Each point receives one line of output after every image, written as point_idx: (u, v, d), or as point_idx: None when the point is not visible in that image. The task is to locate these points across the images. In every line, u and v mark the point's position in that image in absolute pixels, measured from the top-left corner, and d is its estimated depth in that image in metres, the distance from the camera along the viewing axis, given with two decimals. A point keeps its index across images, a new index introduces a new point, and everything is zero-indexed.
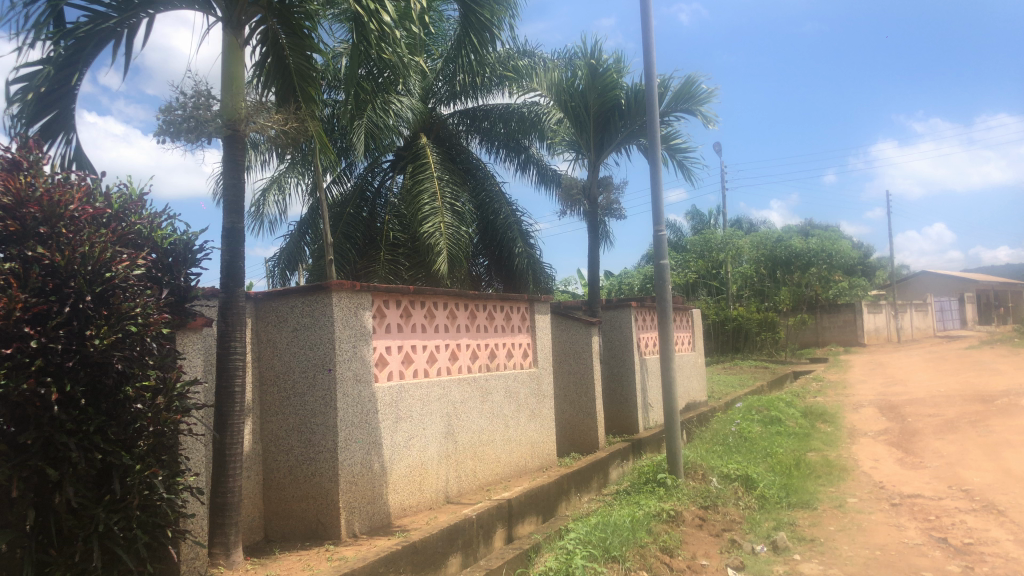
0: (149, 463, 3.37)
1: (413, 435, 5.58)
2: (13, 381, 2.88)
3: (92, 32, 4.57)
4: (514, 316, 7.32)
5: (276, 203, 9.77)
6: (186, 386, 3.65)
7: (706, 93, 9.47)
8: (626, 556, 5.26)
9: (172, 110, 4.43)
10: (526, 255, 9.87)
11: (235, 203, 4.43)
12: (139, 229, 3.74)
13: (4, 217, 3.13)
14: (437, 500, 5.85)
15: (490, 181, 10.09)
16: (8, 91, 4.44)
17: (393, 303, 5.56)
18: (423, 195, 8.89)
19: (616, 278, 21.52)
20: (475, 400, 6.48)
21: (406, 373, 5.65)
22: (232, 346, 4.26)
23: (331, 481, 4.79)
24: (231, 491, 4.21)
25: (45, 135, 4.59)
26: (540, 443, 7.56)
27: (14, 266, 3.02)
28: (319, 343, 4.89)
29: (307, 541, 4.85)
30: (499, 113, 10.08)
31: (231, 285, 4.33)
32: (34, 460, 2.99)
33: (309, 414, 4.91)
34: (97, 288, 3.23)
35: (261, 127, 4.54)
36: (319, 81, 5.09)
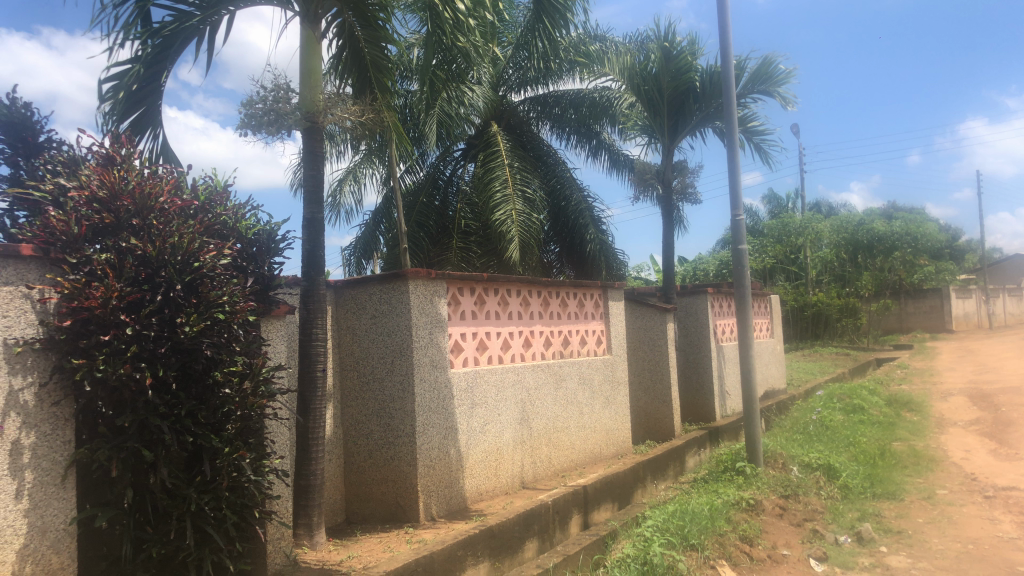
0: (237, 446, 3.50)
1: (488, 420, 5.64)
2: (110, 366, 3.03)
3: (177, 30, 4.73)
4: (587, 303, 7.30)
5: (351, 193, 9.97)
6: (271, 372, 3.78)
7: (784, 73, 9.22)
8: (705, 544, 5.21)
9: (254, 104, 4.53)
10: (598, 241, 9.81)
11: (315, 193, 4.53)
12: (224, 220, 3.86)
13: (99, 210, 3.26)
14: (513, 485, 5.90)
15: (561, 167, 10.04)
16: (100, 89, 4.64)
17: (467, 290, 5.61)
18: (494, 182, 8.91)
19: (690, 263, 21.19)
20: (549, 386, 6.50)
21: (481, 359, 5.70)
22: (314, 332, 4.37)
23: (410, 465, 4.88)
24: (314, 473, 4.33)
25: (135, 131, 4.79)
26: (615, 430, 7.54)
27: (110, 257, 3.16)
28: (396, 330, 4.97)
29: (387, 523, 4.96)
30: (570, 99, 9.98)
31: (313, 274, 4.43)
32: (130, 442, 3.14)
33: (387, 398, 5.01)
34: (187, 278, 3.36)
35: (339, 118, 4.65)
36: (394, 72, 5.10)
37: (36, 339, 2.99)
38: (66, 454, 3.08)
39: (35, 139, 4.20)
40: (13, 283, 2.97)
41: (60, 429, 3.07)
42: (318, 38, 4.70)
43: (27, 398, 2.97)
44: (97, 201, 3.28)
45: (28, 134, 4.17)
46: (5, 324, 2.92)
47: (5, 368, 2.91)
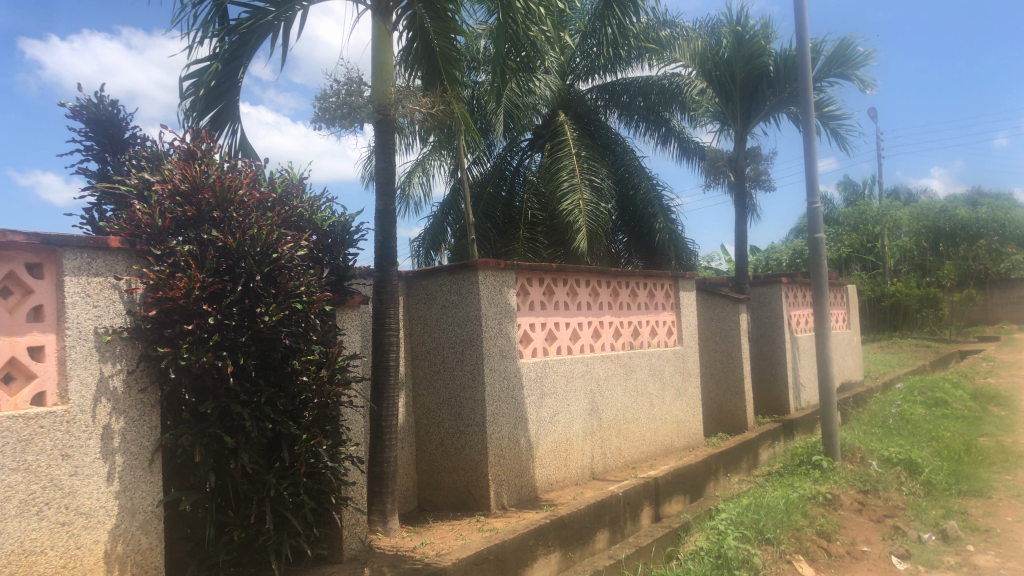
0: (314, 433, 3.58)
1: (558, 411, 5.64)
2: (193, 354, 3.15)
3: (253, 27, 4.83)
4: (658, 293, 7.23)
5: (420, 185, 10.07)
6: (346, 361, 3.86)
7: (863, 56, 8.94)
8: (781, 539, 5.12)
9: (326, 98, 4.60)
10: (667, 231, 9.69)
11: (387, 185, 4.59)
12: (301, 212, 3.95)
13: (181, 203, 3.37)
14: (583, 476, 5.90)
15: (629, 156, 9.93)
16: (182, 87, 4.80)
17: (536, 281, 5.62)
18: (561, 171, 8.88)
19: (763, 253, 20.75)
20: (619, 376, 6.46)
21: (550, 350, 5.70)
22: (387, 322, 4.43)
23: (480, 454, 4.92)
24: (388, 461, 4.39)
25: (215, 126, 4.95)
26: (686, 422, 7.45)
27: (192, 248, 3.27)
28: (467, 320, 5.01)
29: (459, 511, 5.01)
30: (638, 86, 9.85)
31: (385, 265, 4.50)
32: (212, 428, 3.25)
33: (458, 387, 5.05)
34: (266, 269, 3.44)
35: (410, 111, 4.69)
36: (462, 63, 5.07)
37: (124, 328, 3.11)
38: (153, 439, 3.20)
39: (122, 135, 4.38)
40: (103, 274, 3.09)
41: (146, 415, 3.19)
42: (389, 31, 4.75)
43: (116, 385, 3.09)
44: (180, 194, 3.38)
45: (114, 131, 4.34)
46: (95, 314, 3.04)
47: (96, 356, 3.04)
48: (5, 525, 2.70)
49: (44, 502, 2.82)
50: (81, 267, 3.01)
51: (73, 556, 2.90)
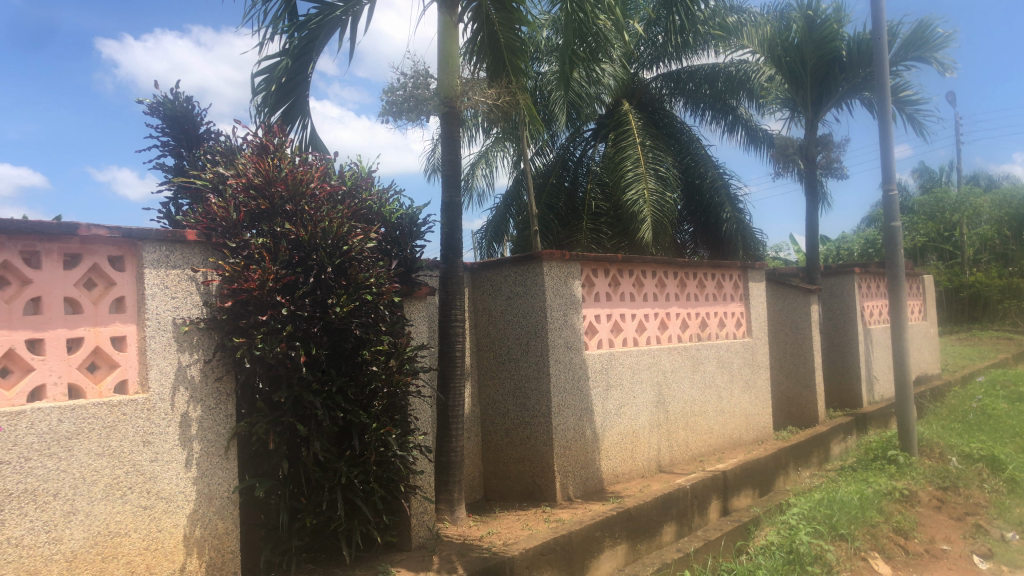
0: (384, 422, 3.64)
1: (624, 402, 5.60)
2: (268, 344, 3.23)
3: (322, 22, 4.90)
4: (726, 284, 7.11)
5: (483, 177, 10.10)
6: (415, 351, 3.90)
7: (942, 37, 8.62)
8: (856, 535, 5.00)
9: (394, 91, 4.68)
10: (735, 220, 9.53)
11: (453, 176, 4.62)
12: (370, 205, 4.00)
13: (255, 197, 3.45)
14: (649, 468, 5.86)
15: (695, 144, 9.75)
16: (254, 83, 4.94)
17: (602, 272, 5.58)
18: (626, 161, 8.80)
19: (834, 243, 20.22)
20: (686, 368, 6.38)
21: (616, 342, 5.66)
22: (453, 313, 4.46)
23: (546, 445, 4.92)
24: (455, 451, 4.43)
25: (286, 120, 5.07)
26: (755, 415, 7.33)
27: (266, 241, 3.35)
28: (532, 311, 5.01)
29: (524, 501, 5.03)
30: (704, 74, 9.70)
31: (451, 256, 4.51)
32: (285, 416, 3.33)
33: (523, 378, 5.06)
34: (337, 261, 3.48)
35: (475, 103, 4.72)
36: (527, 54, 5.06)
37: (201, 319, 3.20)
38: (229, 427, 3.29)
39: (197, 131, 4.52)
40: (180, 266, 3.18)
41: (223, 403, 3.27)
42: (455, 22, 4.77)
43: (193, 373, 3.18)
44: (253, 187, 3.46)
45: (190, 127, 4.48)
46: (174, 305, 3.14)
47: (174, 346, 3.13)
48: (91, 507, 2.82)
49: (127, 487, 2.93)
50: (160, 259, 3.11)
51: (154, 539, 3.01)
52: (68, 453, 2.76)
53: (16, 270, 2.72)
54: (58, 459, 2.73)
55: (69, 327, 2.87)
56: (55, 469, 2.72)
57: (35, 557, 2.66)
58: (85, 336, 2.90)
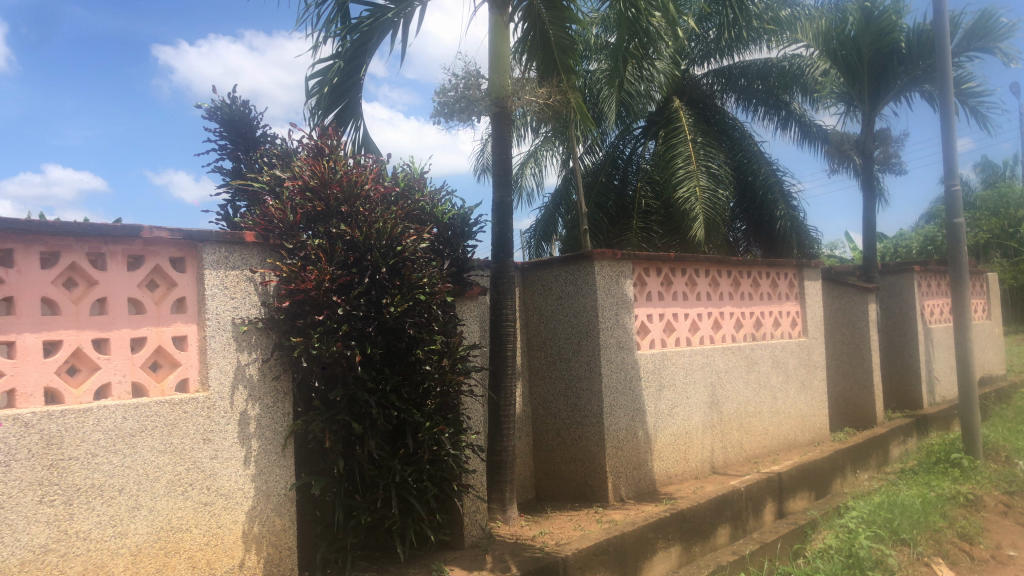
0: (437, 421, 3.66)
1: (677, 403, 5.55)
2: (324, 344, 3.28)
3: (374, 25, 4.95)
4: (781, 283, 7.00)
5: (532, 176, 10.10)
6: (467, 350, 3.92)
7: (1007, 27, 8.34)
8: (918, 540, 4.88)
9: (446, 92, 4.74)
10: (789, 218, 9.37)
11: (504, 176, 4.64)
12: (422, 206, 4.04)
13: (311, 199, 3.50)
14: (703, 470, 5.79)
15: (747, 141, 9.59)
16: (308, 86, 5.03)
17: (654, 271, 5.54)
18: (676, 159, 8.71)
19: (891, 240, 19.73)
20: (740, 368, 6.30)
21: (668, 341, 5.62)
22: (504, 313, 4.47)
23: (598, 445, 4.90)
24: (507, 450, 4.43)
25: (339, 122, 5.14)
26: (811, 416, 7.20)
27: (321, 242, 3.39)
28: (584, 311, 5.00)
29: (576, 502, 5.01)
30: (757, 69, 9.56)
31: (502, 256, 4.52)
32: (341, 415, 3.39)
33: (575, 378, 5.05)
34: (391, 261, 3.51)
35: (527, 102, 4.72)
36: (578, 52, 5.03)
37: (259, 319, 3.26)
38: (286, 425, 3.34)
39: (254, 134, 4.60)
40: (239, 267, 3.25)
41: (280, 402, 3.33)
42: (506, 22, 4.78)
43: (252, 372, 3.25)
44: (309, 189, 3.52)
45: (246, 130, 4.57)
46: (233, 305, 3.21)
47: (234, 345, 3.20)
48: (155, 503, 2.90)
49: (189, 483, 3.00)
50: (220, 260, 3.18)
51: (215, 535, 3.08)
52: (133, 450, 2.84)
53: (83, 271, 2.81)
54: (123, 456, 2.81)
55: (133, 327, 2.95)
56: (120, 465, 2.80)
57: (102, 551, 2.74)
58: (148, 336, 2.99)
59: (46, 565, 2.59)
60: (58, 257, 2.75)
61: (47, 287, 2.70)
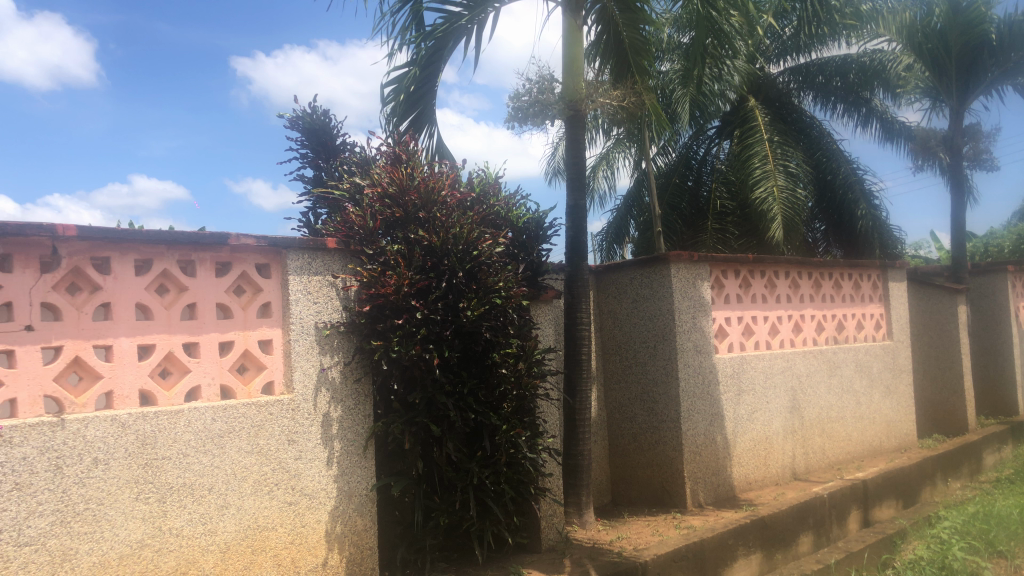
0: (514, 424, 3.68)
1: (757, 408, 5.44)
2: (403, 347, 3.33)
3: (449, 30, 5.01)
4: (864, 285, 6.81)
5: (604, 178, 10.05)
6: (543, 353, 3.92)
7: None
8: (1016, 553, 4.68)
9: (520, 97, 4.74)
10: (870, 217, 9.10)
11: (578, 179, 4.64)
12: (497, 210, 4.07)
13: (390, 205, 3.56)
14: (784, 476, 5.67)
15: (826, 139, 9.35)
16: (384, 93, 5.13)
17: (732, 273, 5.45)
18: (753, 158, 8.55)
19: (982, 240, 18.91)
20: (822, 373, 6.14)
21: (747, 345, 5.53)
22: (579, 316, 4.46)
23: (675, 450, 4.85)
24: (583, 454, 4.42)
25: (415, 128, 5.22)
26: (897, 422, 6.96)
27: (400, 248, 3.45)
28: (659, 315, 4.95)
29: (654, 507, 4.96)
30: (836, 65, 9.32)
31: (577, 259, 4.51)
32: (420, 417, 3.45)
33: (651, 382, 5.00)
34: (467, 266, 3.54)
35: (601, 105, 4.71)
36: (653, 53, 4.96)
37: (341, 323, 3.34)
38: (367, 427, 3.41)
39: (333, 142, 4.73)
40: (321, 273, 3.33)
41: (361, 404, 3.40)
42: (579, 26, 4.79)
43: (334, 375, 3.32)
44: (388, 196, 3.58)
45: (327, 139, 4.69)
46: (316, 310, 3.29)
47: (317, 349, 3.28)
48: (242, 502, 2.99)
49: (274, 483, 3.08)
50: (303, 266, 3.27)
51: (299, 534, 3.16)
52: (222, 450, 2.94)
53: (174, 277, 2.92)
54: (212, 456, 2.91)
55: (222, 331, 3.06)
56: (210, 465, 2.90)
57: (193, 547, 2.84)
58: (236, 340, 3.10)
59: (141, 559, 2.70)
60: (151, 264, 2.87)
61: (141, 293, 2.82)
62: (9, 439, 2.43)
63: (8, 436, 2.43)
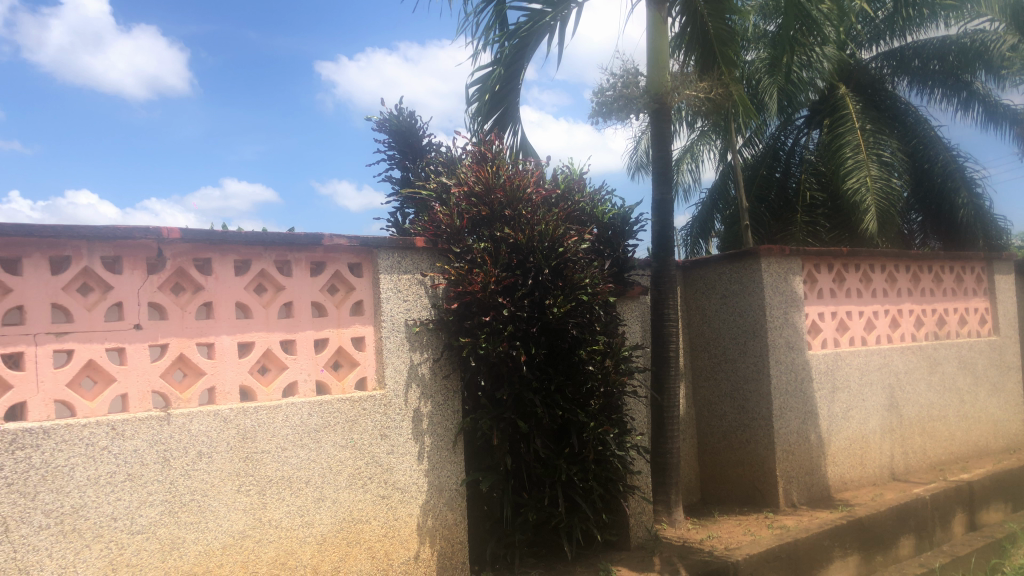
0: (602, 421, 3.67)
1: (852, 406, 5.27)
2: (491, 344, 3.37)
3: (532, 29, 5.02)
4: (967, 278, 6.52)
5: (689, 172, 9.89)
6: (630, 350, 3.89)
7: None
8: None
9: (604, 92, 4.72)
10: (972, 207, 8.67)
11: (664, 173, 4.60)
12: (583, 206, 4.06)
13: (476, 204, 3.59)
14: (882, 476, 5.47)
15: (923, 125, 8.97)
16: (469, 93, 5.19)
17: (825, 267, 5.30)
18: (844, 148, 8.27)
19: None
20: (923, 370, 5.90)
21: (842, 341, 5.37)
22: (666, 312, 4.40)
23: (767, 449, 4.75)
24: (671, 452, 4.36)
25: (499, 127, 5.26)
26: (1004, 421, 6.63)
27: (487, 246, 3.48)
28: (750, 310, 4.86)
29: (745, 506, 4.86)
30: (933, 49, 8.94)
31: (663, 254, 4.46)
32: (508, 413, 3.48)
33: (741, 379, 4.90)
34: (553, 263, 3.54)
35: (688, 97, 4.64)
36: (739, 44, 4.86)
37: (430, 320, 3.40)
38: (456, 423, 3.46)
39: (419, 143, 4.81)
40: (411, 272, 3.40)
41: (450, 400, 3.45)
42: (664, 17, 4.72)
43: (424, 372, 3.38)
44: (474, 195, 3.61)
45: (414, 139, 4.78)
46: (406, 307, 3.35)
47: (407, 345, 3.34)
48: (337, 495, 3.07)
49: (367, 477, 3.16)
50: (394, 265, 3.34)
51: (392, 527, 3.22)
52: (318, 444, 3.03)
53: (271, 277, 3.03)
54: (309, 450, 3.01)
55: (317, 329, 3.16)
56: (307, 459, 3.00)
57: (292, 538, 2.94)
58: (330, 337, 3.19)
59: (243, 549, 2.81)
60: (249, 265, 2.98)
61: (240, 293, 2.94)
62: (122, 432, 2.57)
63: (121, 429, 2.57)
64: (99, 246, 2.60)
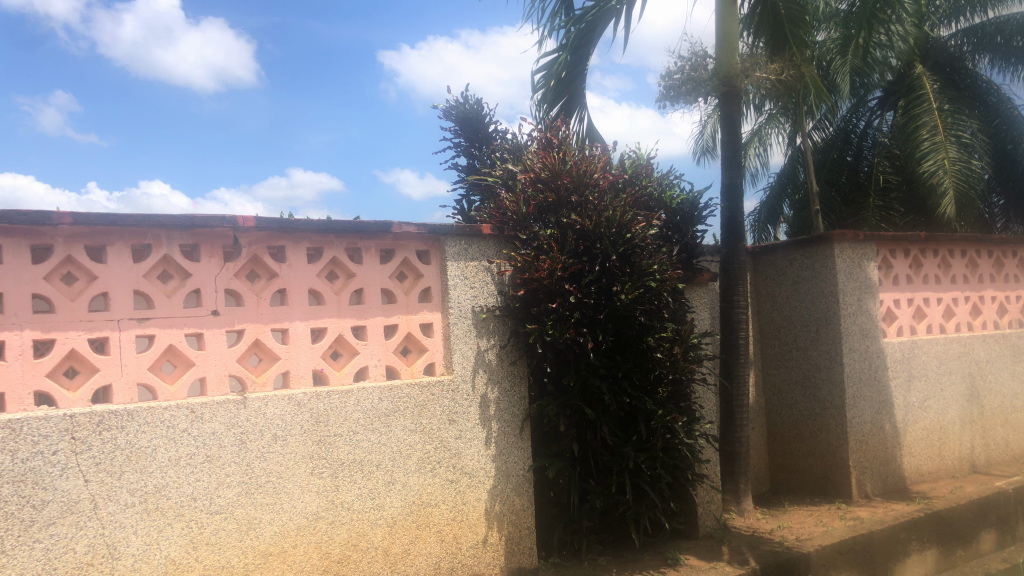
0: (670, 409, 3.63)
1: (929, 395, 5.11)
2: (558, 331, 3.37)
3: (599, 14, 4.93)
4: None
5: (757, 156, 9.70)
6: (699, 338, 3.83)
7: None
8: None
9: (671, 75, 4.63)
10: None
11: (733, 157, 4.52)
12: (650, 191, 4.01)
13: (542, 190, 3.57)
14: (961, 468, 5.30)
15: (1007, 104, 8.59)
16: (535, 80, 5.17)
17: (902, 253, 5.14)
18: (920, 130, 8.00)
19: None
20: (1006, 358, 5.68)
21: (919, 329, 5.21)
22: (736, 299, 4.32)
23: (840, 439, 4.64)
24: (740, 441, 4.30)
25: (565, 113, 5.24)
26: None
27: (554, 232, 3.45)
28: (822, 297, 4.74)
29: (816, 497, 4.78)
30: (1018, 24, 8.53)
31: (733, 240, 4.38)
32: (575, 400, 3.47)
33: (813, 367, 4.80)
34: (621, 249, 3.50)
35: (758, 80, 4.54)
36: (812, 24, 4.72)
37: (496, 307, 3.42)
38: (523, 409, 3.47)
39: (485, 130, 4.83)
40: (478, 259, 3.42)
41: (517, 386, 3.46)
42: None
43: (491, 358, 3.40)
44: (541, 181, 3.59)
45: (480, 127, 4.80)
46: (473, 294, 3.38)
47: (474, 332, 3.37)
48: (407, 478, 3.12)
49: (436, 461, 3.20)
50: (460, 252, 3.36)
51: (460, 511, 3.26)
52: (388, 428, 3.08)
53: (342, 264, 3.09)
54: (379, 434, 3.06)
55: (387, 315, 3.21)
56: (377, 442, 3.05)
57: (364, 520, 3.00)
58: (399, 323, 3.24)
59: (317, 531, 2.88)
60: (321, 252, 3.04)
61: (313, 280, 3.00)
62: (201, 415, 2.65)
63: (200, 412, 2.65)
64: (178, 234, 2.68)
